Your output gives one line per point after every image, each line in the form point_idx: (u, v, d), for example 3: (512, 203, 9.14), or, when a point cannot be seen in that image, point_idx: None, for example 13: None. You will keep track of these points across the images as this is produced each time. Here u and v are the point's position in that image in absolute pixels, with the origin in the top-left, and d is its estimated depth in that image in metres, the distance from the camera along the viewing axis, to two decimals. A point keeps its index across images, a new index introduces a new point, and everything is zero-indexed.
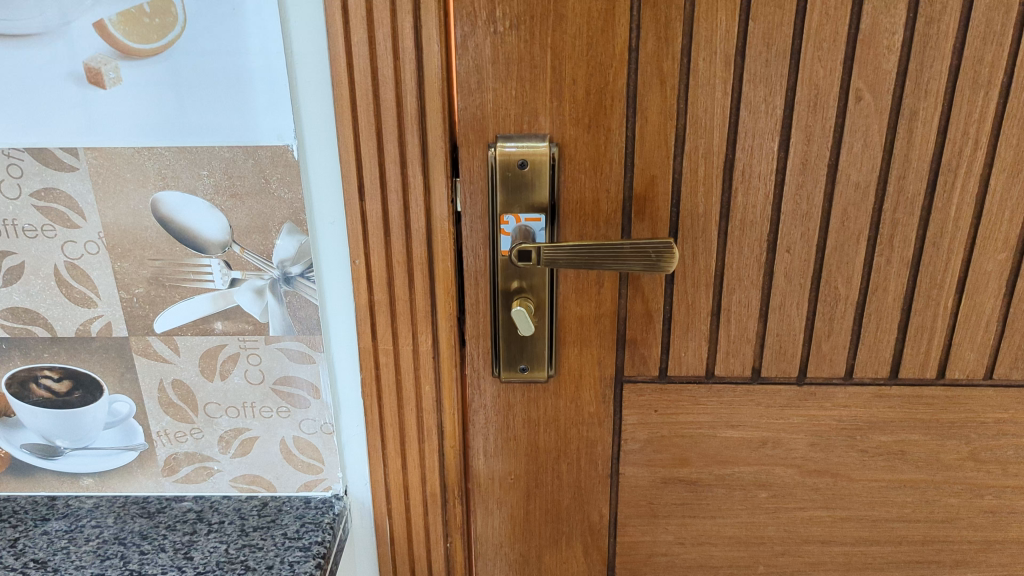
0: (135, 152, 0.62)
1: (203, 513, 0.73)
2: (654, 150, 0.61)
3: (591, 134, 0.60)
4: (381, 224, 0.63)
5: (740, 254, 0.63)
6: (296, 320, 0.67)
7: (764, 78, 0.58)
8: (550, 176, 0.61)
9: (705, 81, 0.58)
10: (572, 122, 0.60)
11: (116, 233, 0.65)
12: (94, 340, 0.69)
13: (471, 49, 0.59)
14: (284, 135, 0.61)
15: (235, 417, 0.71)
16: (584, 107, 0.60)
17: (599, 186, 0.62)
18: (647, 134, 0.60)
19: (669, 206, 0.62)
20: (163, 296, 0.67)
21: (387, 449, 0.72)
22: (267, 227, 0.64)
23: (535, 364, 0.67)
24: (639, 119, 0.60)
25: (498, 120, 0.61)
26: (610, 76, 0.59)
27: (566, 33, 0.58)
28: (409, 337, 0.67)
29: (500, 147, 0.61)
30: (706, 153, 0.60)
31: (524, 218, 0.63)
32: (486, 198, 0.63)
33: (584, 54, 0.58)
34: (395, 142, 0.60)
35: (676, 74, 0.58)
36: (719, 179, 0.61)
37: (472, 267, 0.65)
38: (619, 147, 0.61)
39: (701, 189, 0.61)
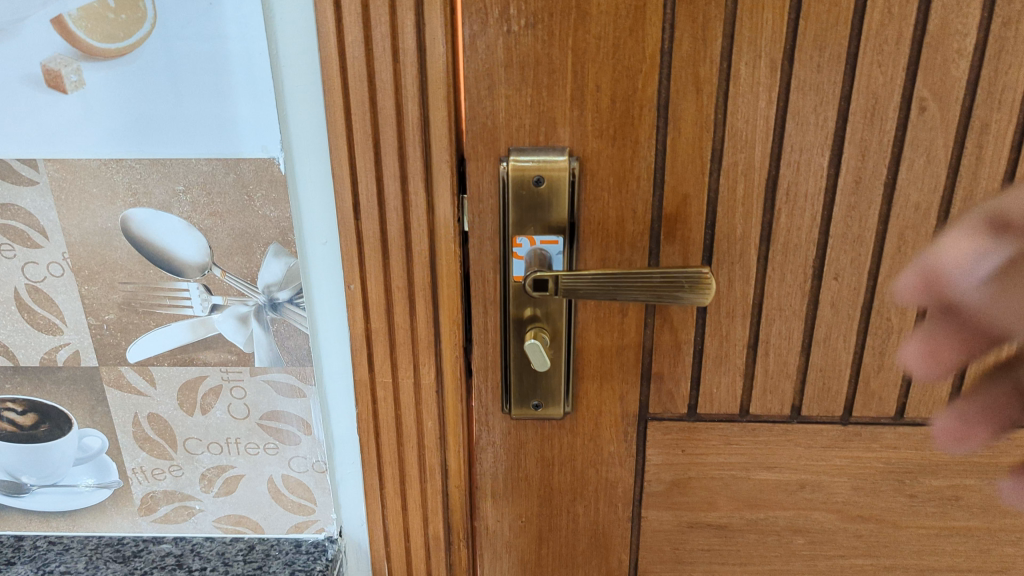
0: (102, 164, 0.55)
1: (184, 559, 0.66)
2: (687, 165, 0.53)
3: (617, 147, 0.53)
4: (379, 246, 0.56)
5: (782, 281, 0.56)
6: (284, 350, 0.61)
7: (815, 85, 0.51)
8: (569, 193, 0.54)
9: (747, 88, 0.51)
10: (594, 133, 0.53)
11: (82, 254, 0.58)
12: (61, 370, 0.62)
13: (481, 50, 0.52)
14: (269, 147, 0.54)
15: (218, 454, 0.65)
16: (609, 117, 0.53)
17: (624, 205, 0.55)
18: (679, 148, 0.53)
19: (703, 228, 0.55)
20: (136, 323, 0.60)
21: (385, 489, 0.65)
22: (251, 248, 0.57)
23: (550, 399, 0.60)
24: (671, 131, 0.53)
25: (511, 130, 0.54)
26: (639, 81, 0.52)
27: (589, 33, 0.51)
28: (409, 369, 0.60)
29: (514, 161, 0.54)
30: (746, 169, 0.53)
31: (540, 240, 0.56)
32: (496, 218, 0.56)
33: (610, 57, 0.51)
34: (394, 154, 0.53)
35: (714, 80, 0.51)
36: (761, 198, 0.54)
37: (481, 293, 0.58)
38: (647, 162, 0.54)
39: (740, 210, 0.54)
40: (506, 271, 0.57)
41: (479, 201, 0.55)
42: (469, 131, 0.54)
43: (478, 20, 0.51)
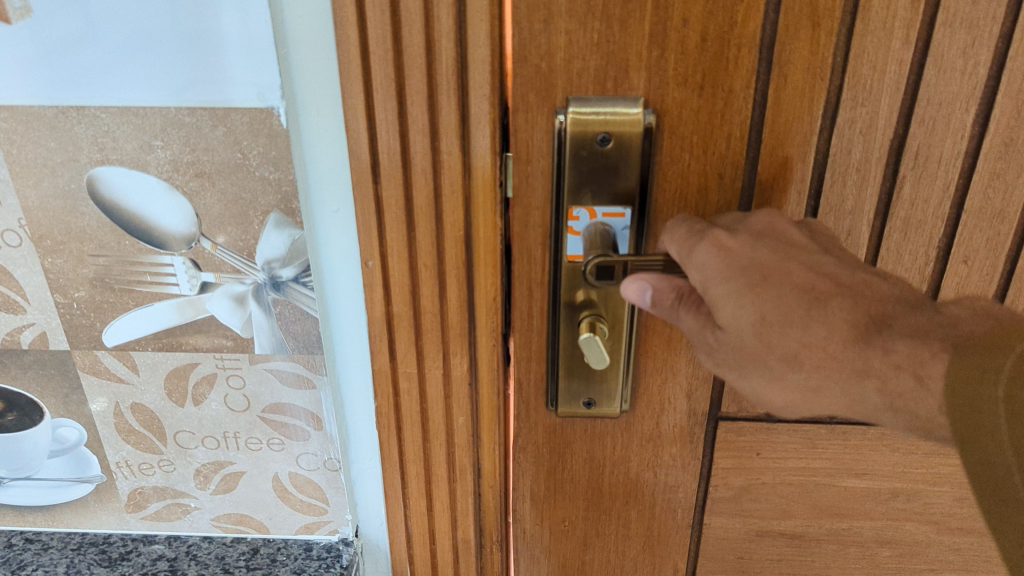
0: (60, 113, 0.44)
1: (178, 563, 0.58)
2: (792, 121, 0.43)
3: (705, 97, 0.42)
4: (404, 216, 0.46)
5: (898, 264, 0.46)
6: (288, 336, 0.51)
7: (968, 21, 0.39)
8: (641, 157, 0.43)
9: (879, 23, 0.40)
10: (677, 79, 0.42)
11: (43, 221, 0.48)
12: (27, 354, 0.53)
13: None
14: (265, 94, 0.43)
15: (214, 449, 0.56)
16: (696, 60, 0.41)
17: (710, 169, 0.44)
18: (784, 100, 0.42)
19: (805, 200, 0.45)
20: (112, 302, 0.50)
21: (408, 490, 0.56)
22: (247, 216, 0.47)
23: (604, 396, 0.51)
24: (776, 78, 0.42)
25: (572, 75, 0.43)
26: (739, 15, 0.40)
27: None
28: (438, 360, 0.51)
29: (574, 115, 0.43)
30: (867, 127, 0.42)
31: (601, 213, 0.45)
32: (549, 182, 0.45)
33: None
34: (424, 104, 0.42)
35: (837, 13, 0.40)
36: (881, 164, 0.43)
37: (526, 273, 0.48)
38: (742, 116, 0.43)
39: (854, 176, 0.44)
40: (560, 249, 0.46)
41: (527, 162, 0.45)
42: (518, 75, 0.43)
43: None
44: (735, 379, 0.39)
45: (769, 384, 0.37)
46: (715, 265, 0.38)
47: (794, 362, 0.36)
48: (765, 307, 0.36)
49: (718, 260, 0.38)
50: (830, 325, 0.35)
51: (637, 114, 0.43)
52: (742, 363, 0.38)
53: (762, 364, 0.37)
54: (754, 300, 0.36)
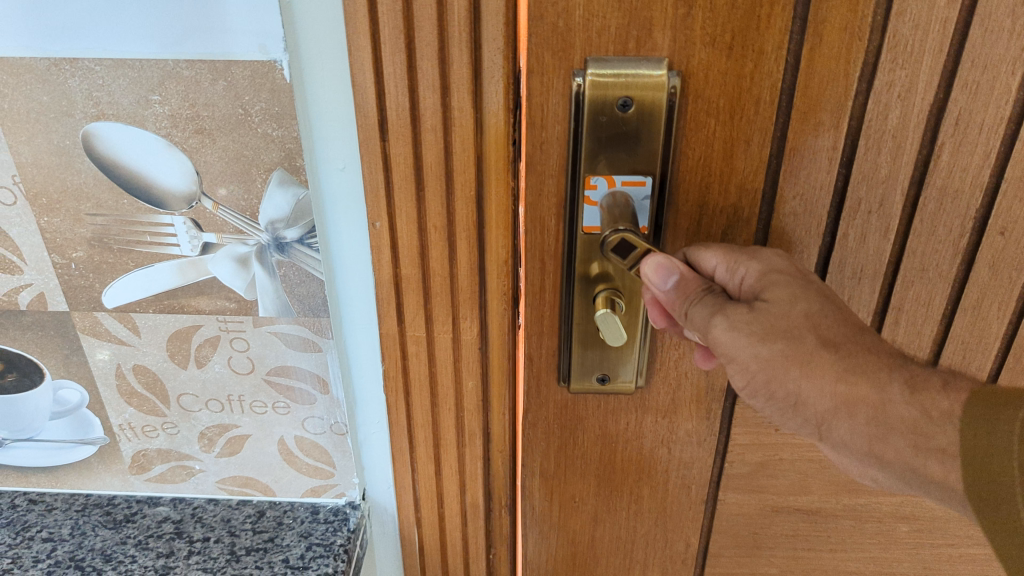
0: (52, 65, 0.42)
1: (183, 526, 0.57)
2: (826, 84, 0.41)
3: (733, 58, 0.40)
4: (413, 175, 0.44)
5: (931, 235, 0.45)
6: (293, 298, 0.49)
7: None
8: (665, 123, 0.42)
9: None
10: (704, 39, 0.40)
11: (37, 179, 0.46)
12: (25, 315, 0.51)
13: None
14: (267, 46, 0.41)
15: (218, 412, 0.55)
16: (725, 19, 0.40)
17: (736, 136, 0.42)
18: (819, 58, 0.40)
19: (836, 167, 0.43)
20: (112, 263, 0.49)
21: (417, 453, 0.55)
22: (248, 174, 0.45)
23: (618, 371, 0.50)
24: (811, 37, 0.40)
25: (590, 33, 0.41)
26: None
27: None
28: (448, 323, 0.49)
29: (593, 79, 0.41)
30: (906, 91, 0.40)
31: (620, 181, 0.43)
32: (565, 151, 0.43)
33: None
34: (434, 58, 0.40)
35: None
36: (918, 132, 0.42)
37: (537, 241, 0.46)
38: (773, 79, 0.41)
39: (889, 142, 0.42)
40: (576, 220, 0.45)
41: (542, 126, 0.43)
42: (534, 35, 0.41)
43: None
44: (746, 350, 0.39)
45: (787, 358, 0.38)
46: (784, 265, 0.41)
47: (833, 345, 0.38)
48: (825, 303, 0.39)
49: (785, 262, 0.41)
50: (873, 341, 0.39)
51: (662, 76, 0.41)
52: (773, 329, 0.38)
53: (795, 338, 0.38)
54: (814, 294, 0.39)
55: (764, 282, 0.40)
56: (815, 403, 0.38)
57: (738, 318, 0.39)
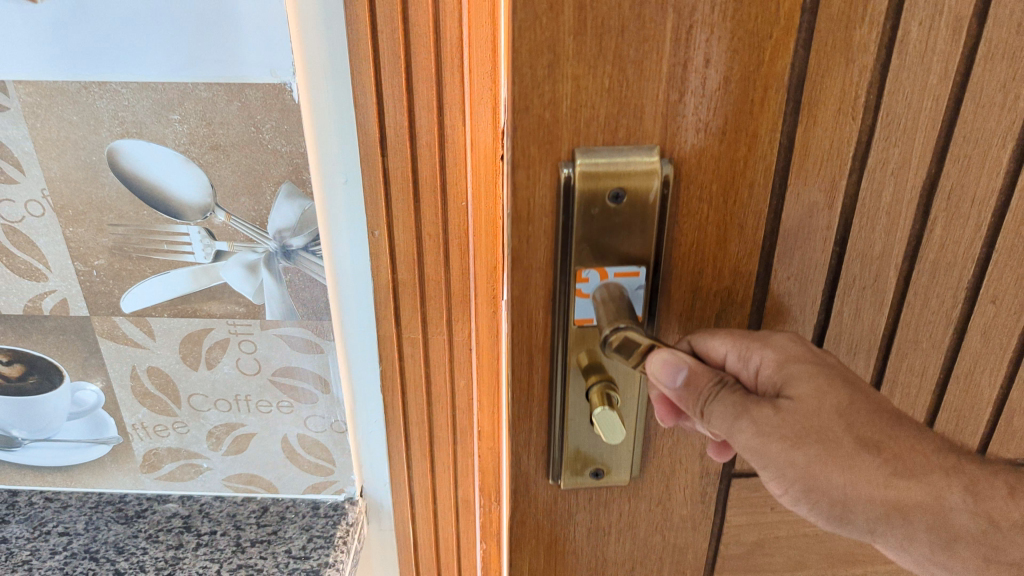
0: (82, 88, 0.46)
1: (192, 520, 0.61)
2: (822, 162, 0.41)
3: (726, 147, 0.40)
4: (410, 186, 0.48)
5: (925, 307, 0.45)
6: (298, 302, 0.54)
7: (1010, 52, 0.38)
8: (657, 212, 0.41)
9: (914, 57, 0.38)
10: (698, 125, 0.39)
11: (66, 192, 0.50)
12: (47, 320, 0.55)
13: (541, 10, 0.36)
14: (277, 70, 0.45)
15: (226, 411, 0.58)
16: (718, 104, 0.39)
17: (729, 218, 0.42)
18: (811, 148, 0.40)
19: (830, 246, 0.43)
20: (130, 270, 0.53)
21: (413, 451, 0.59)
22: (259, 187, 0.49)
23: (614, 466, 0.49)
24: (805, 120, 0.39)
25: (580, 127, 0.39)
26: (765, 52, 0.37)
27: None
28: (442, 326, 0.53)
29: (584, 167, 0.39)
30: (899, 165, 0.41)
31: (613, 273, 0.42)
32: (554, 243, 0.42)
33: (724, 20, 0.37)
34: (430, 81, 0.45)
35: (869, 47, 0.38)
36: (911, 209, 0.42)
37: (523, 320, 0.44)
38: (766, 164, 0.40)
39: (883, 217, 0.42)
40: (569, 313, 0.43)
41: (529, 221, 0.41)
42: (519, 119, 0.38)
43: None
44: (780, 457, 0.39)
45: (825, 461, 0.39)
46: (795, 351, 0.41)
47: (875, 447, 0.39)
48: (858, 399, 0.39)
49: (800, 351, 0.41)
50: (917, 431, 0.40)
51: (655, 163, 0.40)
52: (805, 430, 0.39)
53: (832, 441, 0.39)
54: (852, 391, 0.40)
55: (785, 374, 0.41)
56: (863, 511, 0.39)
57: (767, 417, 0.39)
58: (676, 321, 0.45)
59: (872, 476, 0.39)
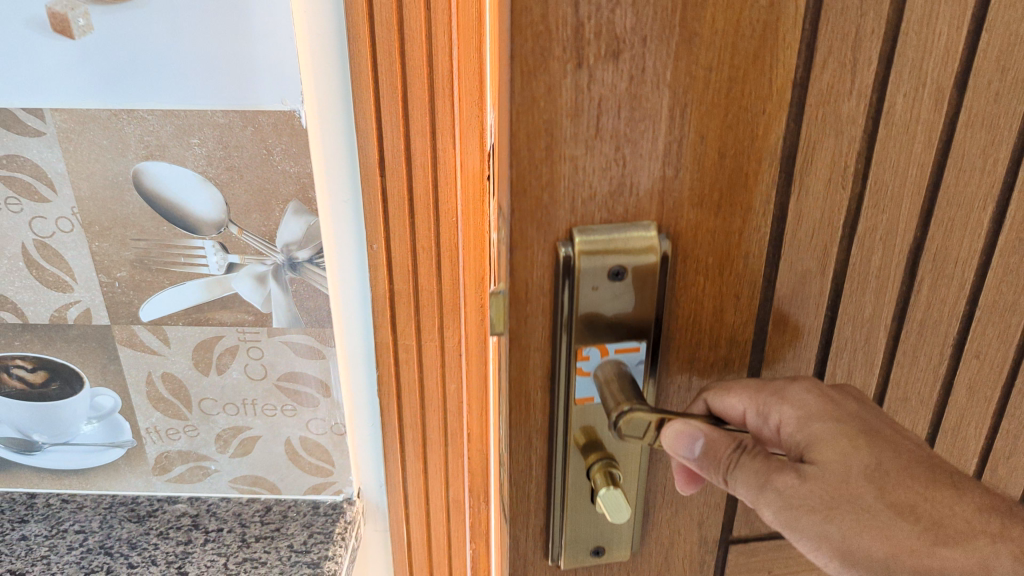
0: (112, 115, 0.52)
1: (200, 519, 0.65)
2: (814, 236, 0.29)
3: (722, 226, 0.28)
4: (405, 204, 0.54)
5: (914, 365, 0.34)
6: (303, 311, 0.58)
7: (992, 117, 0.29)
8: (659, 292, 0.29)
9: (901, 132, 0.28)
10: (694, 200, 0.28)
11: (93, 209, 0.55)
12: (71, 328, 0.60)
13: (534, 93, 0.25)
14: (288, 99, 0.51)
15: (234, 415, 0.63)
16: (714, 176, 0.27)
17: (728, 295, 0.30)
18: (803, 225, 0.29)
19: (823, 312, 0.31)
20: (149, 281, 0.58)
21: (406, 453, 0.64)
22: (270, 205, 0.55)
23: (614, 540, 0.35)
24: (799, 198, 0.28)
25: (577, 199, 0.27)
26: (760, 126, 0.27)
27: (707, 37, 0.25)
28: (434, 334, 0.58)
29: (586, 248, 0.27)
30: (889, 233, 0.30)
31: (614, 348, 0.29)
32: (553, 318, 0.29)
33: (729, 99, 0.26)
34: (423, 110, 0.50)
35: (859, 120, 0.27)
36: (899, 278, 0.32)
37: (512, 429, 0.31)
38: (764, 237, 0.29)
39: (873, 292, 0.31)
40: (563, 391, 0.30)
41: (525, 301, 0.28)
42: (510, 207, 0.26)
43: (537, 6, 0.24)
44: (806, 533, 0.28)
45: (852, 533, 0.28)
46: (816, 407, 0.30)
47: (910, 513, 0.27)
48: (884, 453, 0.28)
49: (818, 400, 0.30)
50: (959, 489, 0.28)
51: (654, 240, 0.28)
52: (831, 496, 0.28)
53: (860, 507, 0.28)
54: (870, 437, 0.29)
55: (807, 429, 0.29)
56: None
57: (777, 485, 0.28)
58: (683, 382, 0.32)
59: (912, 546, 0.27)
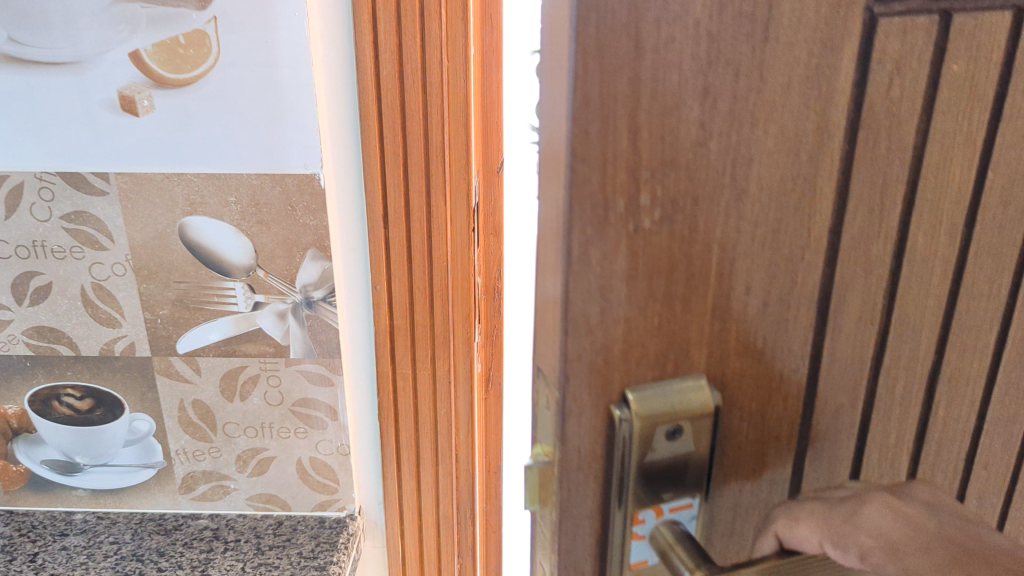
0: (165, 178, 0.63)
1: (220, 531, 0.74)
2: (844, 367, 0.32)
3: (764, 362, 0.30)
4: (404, 250, 0.66)
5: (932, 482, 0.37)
6: (316, 343, 0.69)
7: (994, 247, 0.33)
8: (711, 438, 0.30)
9: (922, 265, 0.31)
10: (740, 349, 0.29)
11: (143, 256, 0.66)
12: (117, 359, 0.70)
13: (599, 258, 0.25)
14: (310, 164, 0.63)
15: (253, 437, 0.72)
16: (757, 322, 0.29)
17: (767, 431, 0.32)
18: (838, 350, 0.31)
19: (853, 431, 0.34)
20: (187, 318, 0.68)
21: (402, 472, 0.73)
22: (292, 252, 0.66)
23: None
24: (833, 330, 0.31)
25: (630, 362, 0.27)
26: (800, 269, 0.29)
27: (754, 195, 0.26)
28: (426, 363, 0.69)
29: (641, 417, 0.27)
30: (910, 359, 0.33)
31: (670, 508, 0.30)
32: (605, 489, 0.28)
33: (770, 248, 0.28)
34: (421, 174, 0.63)
35: (886, 259, 0.30)
36: (918, 396, 0.34)
37: None
38: (800, 371, 0.31)
39: (896, 415, 0.34)
40: (618, 556, 0.30)
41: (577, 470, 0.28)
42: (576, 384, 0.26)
43: (594, 176, 0.24)
44: None
45: None
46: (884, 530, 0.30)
47: None
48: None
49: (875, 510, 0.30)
50: None
51: (706, 398, 0.29)
52: None
53: None
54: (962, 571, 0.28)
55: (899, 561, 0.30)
56: None
57: None
58: (731, 501, 0.32)
59: None
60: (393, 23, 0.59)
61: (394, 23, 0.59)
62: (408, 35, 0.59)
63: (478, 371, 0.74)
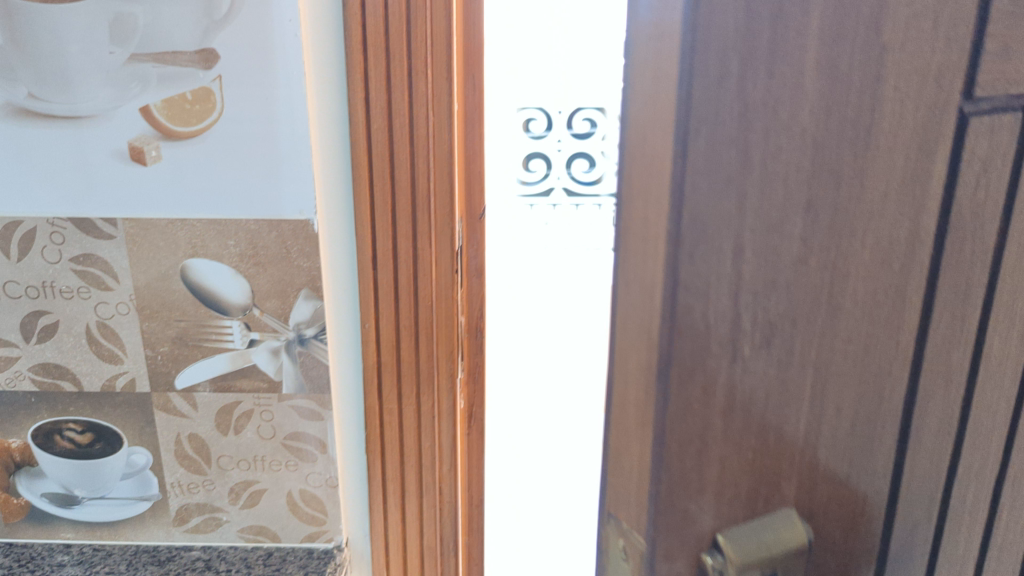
0: (169, 222, 0.68)
1: (212, 562, 0.77)
2: (926, 475, 0.37)
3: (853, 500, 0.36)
4: (391, 290, 0.70)
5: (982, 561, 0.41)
6: (307, 379, 0.73)
7: None
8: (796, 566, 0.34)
9: (996, 367, 0.37)
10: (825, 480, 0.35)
11: (146, 296, 0.70)
12: (118, 395, 0.74)
13: (695, 396, 0.30)
14: (305, 210, 0.67)
15: (246, 470, 0.76)
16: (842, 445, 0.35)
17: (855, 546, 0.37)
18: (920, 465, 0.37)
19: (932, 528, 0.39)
20: (186, 355, 0.72)
21: (388, 503, 0.77)
22: (286, 291, 0.70)
23: None
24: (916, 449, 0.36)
25: (722, 486, 0.33)
26: (886, 388, 0.35)
27: (845, 319, 0.33)
28: (412, 397, 0.74)
29: (736, 554, 0.32)
30: (977, 467, 0.39)
31: None
32: None
33: (856, 363, 0.34)
34: (408, 219, 0.68)
35: (963, 367, 0.36)
36: (988, 488, 0.39)
37: None
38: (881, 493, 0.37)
39: (972, 493, 0.39)
40: None
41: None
42: (665, 481, 0.31)
43: (699, 305, 0.29)
44: None
45: None
46: None
47: None
48: None
49: None
50: None
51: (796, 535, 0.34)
52: None
53: None
54: None
55: None
56: None
57: None
58: None
59: None
60: (383, 81, 0.65)
61: (384, 80, 0.65)
62: (397, 93, 0.65)
63: (460, 406, 0.78)
